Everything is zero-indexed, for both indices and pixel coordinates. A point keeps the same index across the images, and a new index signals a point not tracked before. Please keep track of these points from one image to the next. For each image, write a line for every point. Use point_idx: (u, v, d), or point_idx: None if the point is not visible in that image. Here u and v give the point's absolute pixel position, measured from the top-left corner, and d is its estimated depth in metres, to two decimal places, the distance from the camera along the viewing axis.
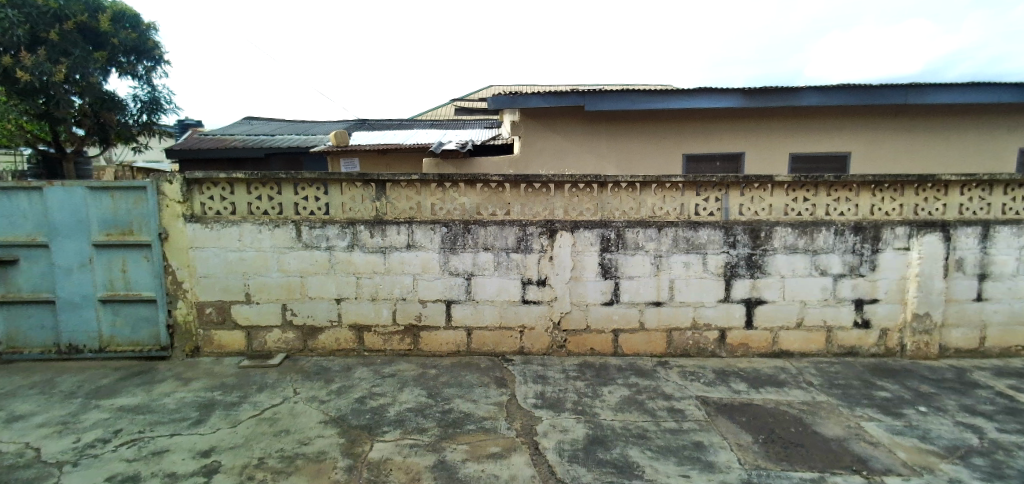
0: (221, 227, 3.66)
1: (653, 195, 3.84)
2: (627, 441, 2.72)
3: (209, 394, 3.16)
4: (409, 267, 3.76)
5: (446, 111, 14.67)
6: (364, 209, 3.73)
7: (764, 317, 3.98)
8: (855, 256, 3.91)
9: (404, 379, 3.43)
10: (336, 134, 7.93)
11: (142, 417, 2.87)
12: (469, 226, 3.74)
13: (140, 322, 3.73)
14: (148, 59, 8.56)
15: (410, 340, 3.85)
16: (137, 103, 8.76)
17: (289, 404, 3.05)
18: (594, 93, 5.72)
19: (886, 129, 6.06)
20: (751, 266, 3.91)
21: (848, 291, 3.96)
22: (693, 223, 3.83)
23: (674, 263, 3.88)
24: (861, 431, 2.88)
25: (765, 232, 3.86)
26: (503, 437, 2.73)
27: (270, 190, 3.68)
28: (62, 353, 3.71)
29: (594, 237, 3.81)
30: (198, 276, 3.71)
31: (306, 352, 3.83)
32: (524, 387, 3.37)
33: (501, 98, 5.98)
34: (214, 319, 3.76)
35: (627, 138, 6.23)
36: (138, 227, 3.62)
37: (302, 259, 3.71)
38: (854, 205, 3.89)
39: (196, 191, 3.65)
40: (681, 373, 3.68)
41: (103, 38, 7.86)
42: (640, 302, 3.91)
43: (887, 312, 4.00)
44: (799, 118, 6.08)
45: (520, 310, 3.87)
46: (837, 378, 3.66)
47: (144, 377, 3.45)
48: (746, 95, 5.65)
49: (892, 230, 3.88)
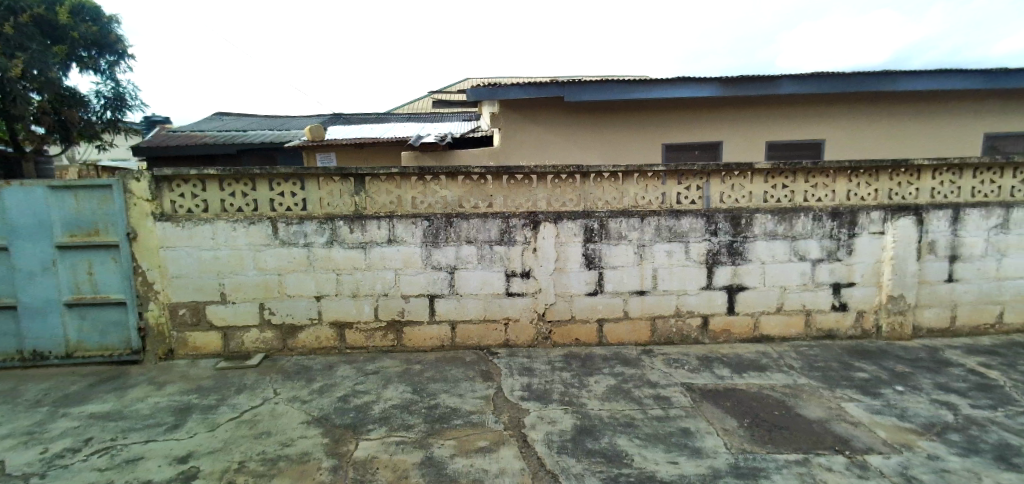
0: (193, 225, 3.52)
1: (635, 185, 3.84)
2: (615, 430, 2.73)
3: (185, 398, 3.04)
4: (391, 262, 3.69)
5: (424, 104, 14.47)
6: (342, 204, 3.64)
7: (745, 303, 4.03)
8: (832, 241, 3.98)
9: (388, 376, 3.37)
10: (309, 128, 7.73)
11: (114, 424, 2.74)
12: (451, 220, 3.69)
13: (110, 326, 3.56)
14: (111, 53, 8.20)
15: (394, 336, 3.79)
16: (100, 100, 8.40)
17: (270, 405, 2.97)
18: (574, 83, 5.68)
19: (861, 117, 6.20)
20: (733, 254, 3.95)
21: (825, 275, 4.04)
22: (675, 212, 3.85)
23: (657, 252, 3.89)
24: (842, 412, 2.95)
25: (746, 219, 3.90)
26: (491, 431, 2.70)
27: (245, 186, 3.55)
28: (27, 361, 3.52)
29: (577, 228, 3.79)
30: (170, 277, 3.56)
31: (286, 352, 3.73)
32: (510, 379, 3.35)
33: (480, 90, 5.89)
34: (189, 320, 3.63)
35: (607, 129, 6.23)
36: (104, 227, 3.46)
37: (280, 257, 3.60)
38: (831, 191, 3.97)
39: (165, 189, 3.50)
40: (665, 361, 3.71)
41: (61, 32, 7.47)
42: (624, 292, 3.92)
43: (863, 295, 4.10)
44: (775, 106, 6.15)
45: (505, 302, 3.84)
46: (817, 360, 3.74)
47: (116, 383, 3.28)
48: (724, 84, 5.69)
49: (868, 215, 3.96)
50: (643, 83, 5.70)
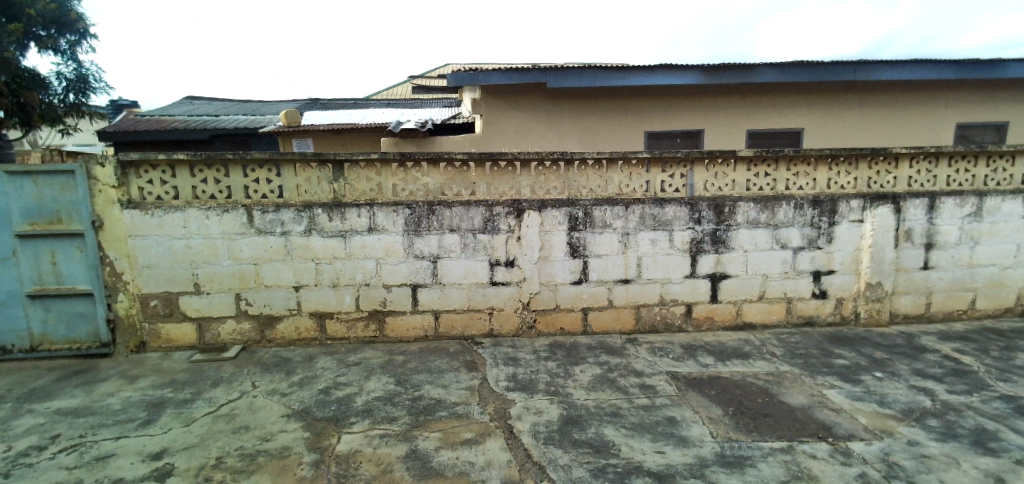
0: (163, 213, 3.36)
1: (620, 173, 3.80)
2: (601, 420, 2.72)
3: (158, 392, 2.91)
4: (372, 251, 3.59)
5: (405, 90, 14.19)
6: (320, 191, 3.52)
7: (728, 291, 4.05)
8: (813, 229, 4.02)
9: (371, 368, 3.30)
10: (284, 113, 7.49)
11: (82, 420, 2.58)
12: (433, 207, 3.60)
13: (77, 319, 3.40)
14: (71, 33, 7.80)
15: (375, 326, 3.71)
16: (61, 82, 7.99)
17: (248, 399, 2.86)
18: (557, 70, 5.59)
19: (841, 107, 6.26)
20: (716, 242, 3.96)
21: (806, 263, 4.08)
22: (659, 200, 3.83)
23: (642, 241, 3.87)
24: (824, 399, 2.99)
25: (729, 207, 3.90)
26: (477, 422, 2.67)
27: (217, 172, 3.40)
28: None
29: (562, 216, 3.74)
30: (140, 267, 3.41)
31: (264, 343, 3.62)
32: (495, 370, 3.31)
33: (462, 75, 5.75)
34: (161, 312, 3.48)
35: (591, 116, 6.17)
36: (67, 215, 3.27)
37: (256, 246, 3.48)
38: (812, 179, 3.99)
39: (131, 175, 3.33)
40: (650, 349, 3.72)
41: (16, 9, 7.02)
42: (609, 280, 3.90)
43: (842, 283, 4.16)
44: (757, 95, 6.16)
45: (489, 292, 3.78)
46: (798, 348, 3.80)
47: (84, 377, 3.11)
48: (708, 72, 5.66)
49: (848, 203, 4.00)
50: (628, 70, 5.64)
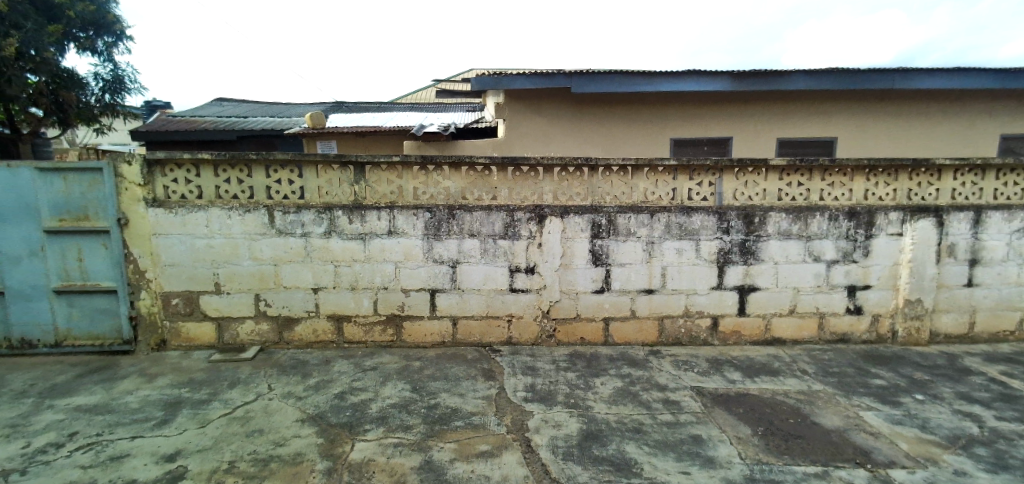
0: (186, 212, 3.38)
1: (645, 180, 3.69)
2: (623, 436, 2.60)
3: (176, 391, 2.90)
4: (391, 255, 3.55)
5: (427, 94, 14.30)
6: (341, 193, 3.50)
7: (757, 304, 3.89)
8: (848, 242, 3.84)
9: (387, 373, 3.25)
10: (309, 116, 7.58)
11: (100, 418, 2.58)
12: (454, 212, 3.55)
13: (100, 315, 3.44)
14: (108, 34, 8.05)
15: (393, 331, 3.66)
16: (98, 82, 8.25)
17: (263, 401, 2.84)
18: (581, 74, 5.51)
19: (877, 114, 6.02)
20: (745, 253, 3.81)
21: (841, 277, 3.90)
22: (686, 208, 3.70)
23: (667, 250, 3.75)
24: (861, 422, 2.82)
25: (760, 217, 3.75)
26: (493, 434, 2.58)
27: (240, 172, 3.41)
28: (15, 349, 3.40)
29: (585, 223, 3.65)
30: (163, 265, 3.44)
31: (281, 345, 3.61)
32: (513, 379, 3.23)
33: (485, 79, 5.70)
34: (182, 311, 3.50)
35: (614, 122, 6.07)
36: (94, 212, 3.32)
37: (276, 247, 3.47)
38: (848, 190, 3.82)
39: (157, 173, 3.36)
40: (673, 363, 3.59)
41: (57, 11, 7.26)
42: (632, 290, 3.78)
43: (879, 299, 3.96)
44: (788, 102, 5.97)
45: (508, 299, 3.71)
46: (831, 366, 3.62)
47: (105, 374, 3.13)
48: (737, 78, 5.50)
49: (886, 215, 3.81)
50: (654, 76, 5.53)
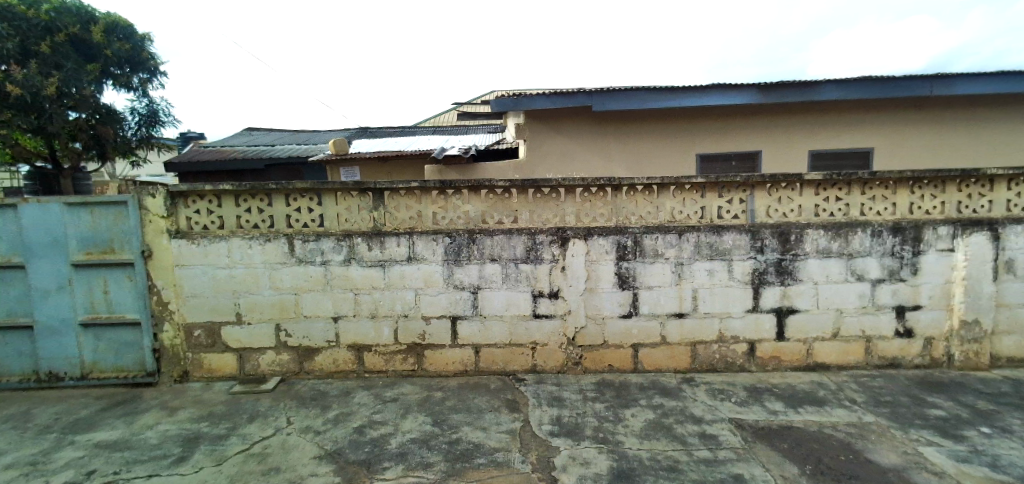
0: (208, 243, 3.40)
1: (671, 198, 3.55)
2: (657, 476, 2.42)
3: (195, 426, 2.86)
4: (411, 281, 3.49)
5: (450, 117, 14.49)
6: (360, 220, 3.48)
7: (797, 328, 3.66)
8: (894, 259, 3.59)
9: (408, 405, 3.15)
10: (332, 143, 7.72)
11: (119, 455, 2.55)
12: (474, 236, 3.47)
13: (124, 347, 3.46)
14: (144, 71, 8.42)
15: (414, 360, 3.57)
16: (135, 117, 8.61)
17: (282, 436, 2.77)
18: (602, 92, 5.44)
19: (917, 123, 5.74)
20: (782, 273, 3.60)
21: (888, 297, 3.63)
22: (716, 227, 3.54)
23: (697, 271, 3.57)
24: (921, 459, 2.56)
25: (795, 235, 3.55)
26: (518, 473, 2.43)
27: (261, 202, 3.43)
28: (43, 382, 3.44)
29: (609, 244, 3.52)
30: (185, 296, 3.45)
31: (302, 375, 3.56)
32: (538, 411, 3.08)
33: (504, 101, 5.68)
34: (204, 342, 3.50)
35: (637, 139, 5.95)
36: (119, 245, 3.37)
37: (296, 276, 3.45)
38: (891, 204, 3.58)
39: (181, 205, 3.41)
40: (708, 391, 3.37)
41: (96, 51, 7.72)
42: (661, 314, 3.61)
43: (932, 320, 3.67)
44: (818, 113, 5.76)
45: (532, 325, 3.58)
46: (882, 394, 3.34)
47: (127, 407, 3.13)
48: (763, 90, 5.33)
49: (935, 230, 3.55)
50: (675, 91, 5.41)
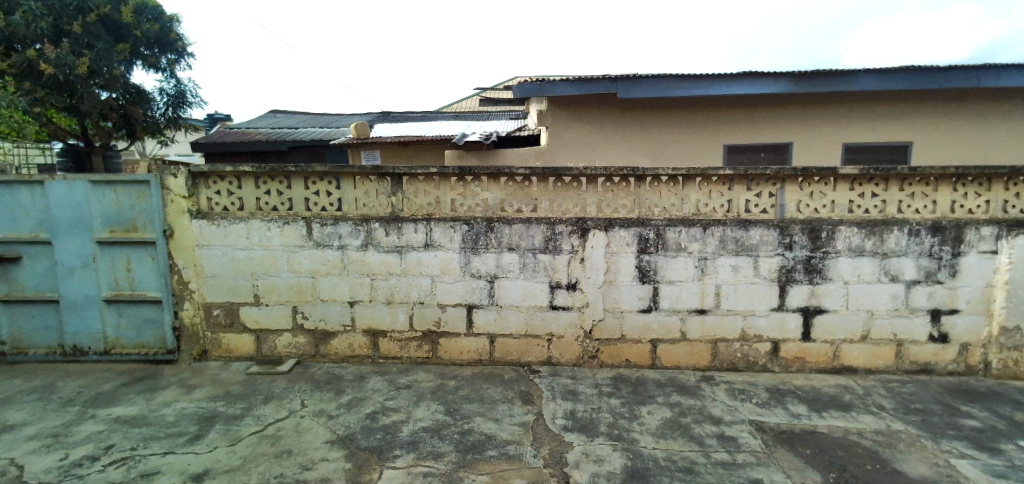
0: (228, 224, 3.41)
1: (697, 190, 3.42)
2: (672, 477, 2.35)
3: (212, 405, 2.90)
4: (427, 268, 3.45)
5: (471, 102, 14.37)
6: (378, 205, 3.44)
7: (824, 329, 3.52)
8: (932, 261, 3.40)
9: (421, 392, 3.13)
10: (354, 126, 7.71)
11: (137, 431, 2.59)
12: (492, 225, 3.40)
13: (146, 324, 3.52)
14: (171, 52, 8.49)
15: (428, 347, 3.55)
16: (164, 97, 8.72)
17: (295, 419, 2.78)
18: (627, 79, 5.27)
19: (961, 117, 5.42)
20: (811, 271, 3.44)
21: (923, 300, 3.46)
22: (743, 222, 3.40)
23: (722, 267, 3.45)
24: (954, 473, 2.43)
25: (827, 232, 3.39)
26: (529, 467, 2.39)
27: (279, 184, 3.42)
28: (68, 355, 3.53)
29: (631, 236, 3.41)
30: (205, 276, 3.48)
31: (318, 358, 3.57)
32: (552, 404, 3.03)
33: (527, 86, 5.56)
34: (223, 322, 3.54)
35: (662, 129, 5.77)
36: (141, 223, 3.41)
37: (313, 259, 3.45)
38: (932, 202, 3.38)
39: (201, 185, 3.42)
40: (728, 391, 3.27)
41: (125, 31, 7.76)
42: (682, 310, 3.50)
43: (970, 325, 3.48)
44: (855, 104, 5.49)
45: (548, 316, 3.52)
46: (912, 401, 3.19)
47: (147, 383, 3.19)
48: (797, 79, 5.10)
49: (978, 231, 3.35)
50: (704, 79, 5.21)
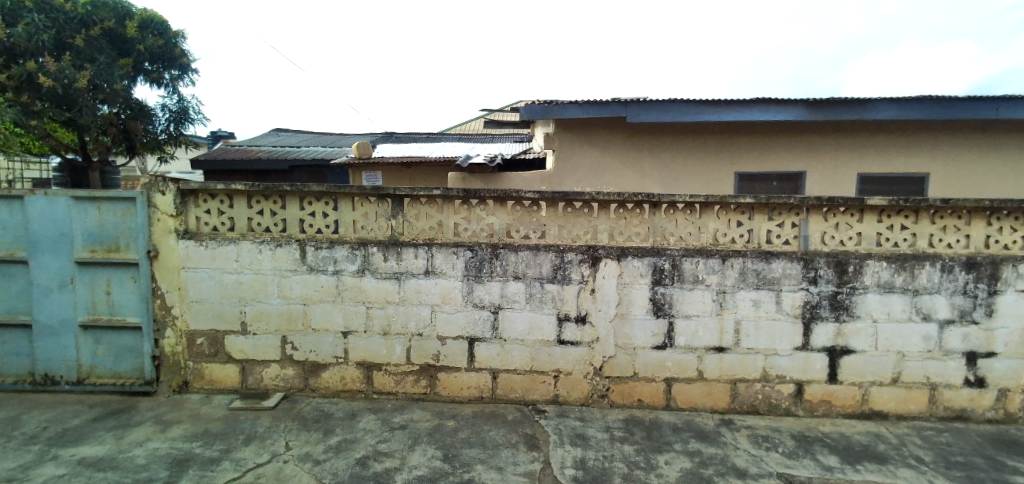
0: (217, 245, 3.21)
1: (715, 219, 3.22)
2: None
3: (187, 446, 2.64)
4: (427, 297, 3.23)
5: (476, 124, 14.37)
6: (377, 228, 3.25)
7: (852, 370, 3.27)
8: (967, 299, 3.17)
9: (417, 434, 2.87)
10: (356, 146, 7.59)
11: (100, 477, 2.34)
12: (498, 251, 3.20)
13: (124, 353, 3.29)
14: (176, 68, 8.46)
15: (426, 382, 3.31)
16: (165, 113, 8.66)
17: (277, 464, 2.52)
18: (637, 103, 5.13)
19: (980, 148, 5.26)
20: (837, 308, 3.22)
21: (957, 341, 3.22)
22: (765, 254, 3.19)
23: (742, 301, 3.23)
24: None
25: (854, 266, 3.18)
26: None
27: (274, 205, 3.23)
28: (38, 385, 3.29)
29: (645, 267, 3.20)
30: (190, 300, 3.26)
31: (307, 392, 3.32)
32: (560, 451, 2.77)
33: (534, 108, 5.43)
34: (206, 351, 3.30)
35: (672, 154, 5.62)
36: (125, 243, 3.21)
37: (306, 285, 3.23)
38: (965, 236, 3.18)
39: (190, 204, 3.24)
40: (751, 438, 3.01)
41: (129, 45, 7.77)
42: (699, 347, 3.26)
43: (1008, 369, 3.23)
44: (870, 133, 5.34)
45: (555, 352, 3.28)
46: (952, 453, 2.92)
47: (120, 419, 2.94)
48: (812, 107, 4.96)
49: (1016, 268, 3.13)
50: (716, 105, 5.07)
